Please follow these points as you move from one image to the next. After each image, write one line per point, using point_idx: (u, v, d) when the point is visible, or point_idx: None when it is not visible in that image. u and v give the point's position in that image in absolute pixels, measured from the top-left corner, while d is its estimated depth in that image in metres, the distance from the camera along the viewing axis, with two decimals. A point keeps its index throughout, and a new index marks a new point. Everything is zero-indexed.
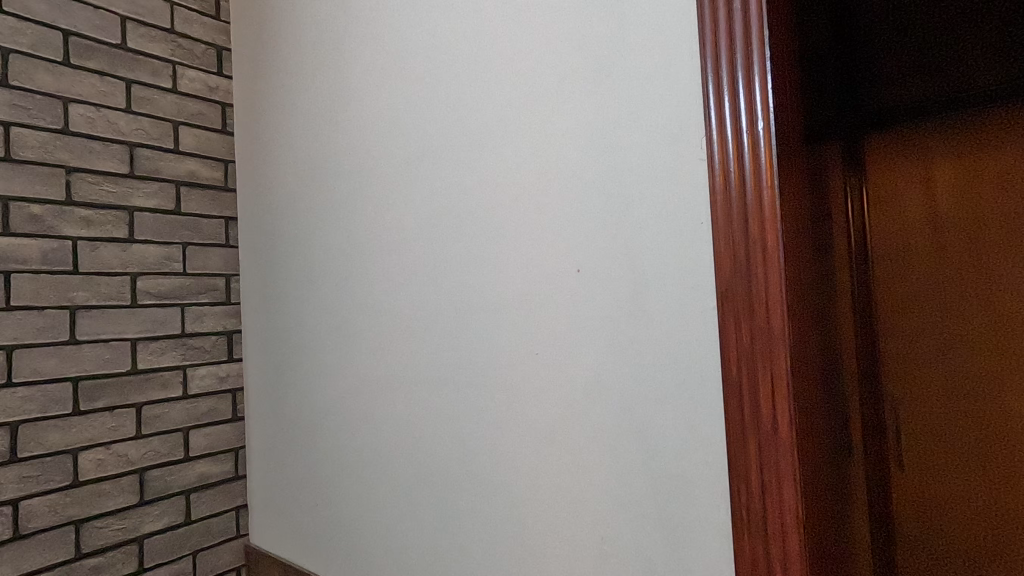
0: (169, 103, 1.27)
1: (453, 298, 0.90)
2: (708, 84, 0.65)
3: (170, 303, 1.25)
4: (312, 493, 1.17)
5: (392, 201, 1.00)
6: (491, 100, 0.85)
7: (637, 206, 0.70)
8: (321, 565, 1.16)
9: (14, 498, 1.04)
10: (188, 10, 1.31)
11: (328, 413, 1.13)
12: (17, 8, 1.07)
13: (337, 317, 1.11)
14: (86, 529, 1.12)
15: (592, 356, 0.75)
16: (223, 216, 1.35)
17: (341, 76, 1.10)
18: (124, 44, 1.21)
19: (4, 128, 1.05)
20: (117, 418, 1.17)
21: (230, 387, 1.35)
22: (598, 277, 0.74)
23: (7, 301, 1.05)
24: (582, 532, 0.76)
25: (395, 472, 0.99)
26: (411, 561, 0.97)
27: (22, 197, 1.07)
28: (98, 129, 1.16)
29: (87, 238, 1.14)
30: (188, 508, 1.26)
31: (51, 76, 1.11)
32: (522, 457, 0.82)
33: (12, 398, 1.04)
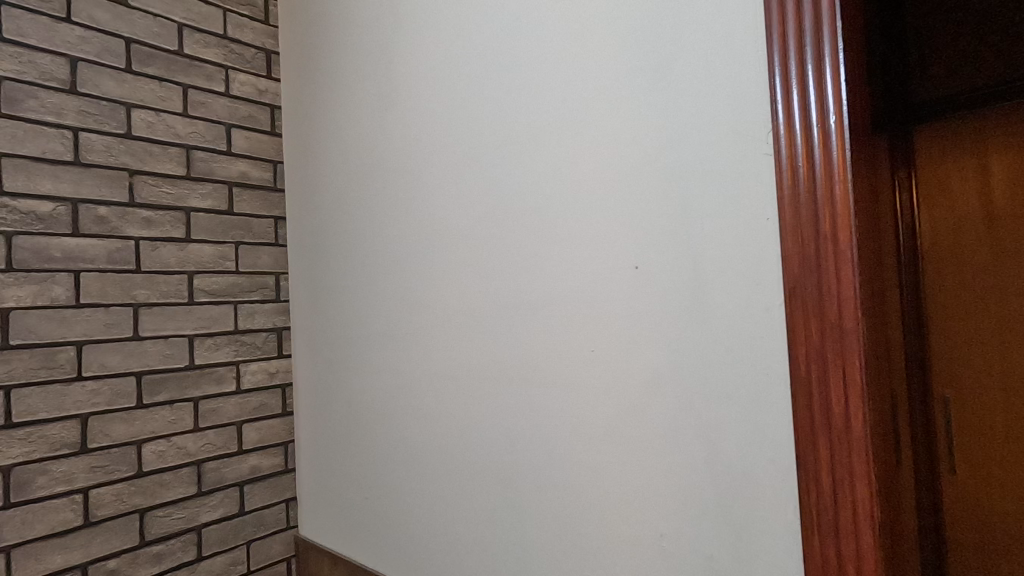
0: (222, 107, 1.30)
1: (507, 295, 0.91)
2: (774, 78, 0.64)
3: (224, 300, 1.29)
4: (363, 487, 1.20)
5: (444, 200, 1.01)
6: (546, 99, 0.85)
7: (699, 202, 0.70)
8: (372, 558, 1.19)
9: (85, 486, 1.09)
10: (240, 16, 1.35)
11: (378, 409, 1.15)
12: (84, 19, 1.12)
13: (388, 315, 1.12)
14: (149, 517, 1.17)
15: (652, 354, 0.74)
16: (273, 215, 1.39)
17: (390, 78, 1.12)
18: (181, 50, 1.25)
19: (74, 134, 1.10)
20: (176, 411, 1.21)
21: (280, 383, 1.38)
22: (658, 274, 0.74)
23: (76, 298, 1.09)
24: (642, 529, 0.76)
25: (448, 467, 1.01)
26: (465, 554, 0.99)
27: (90, 198, 1.12)
28: (157, 133, 1.21)
29: (148, 238, 1.19)
30: (242, 500, 1.30)
31: (115, 83, 1.15)
32: (578, 452, 0.82)
33: (82, 392, 1.09)
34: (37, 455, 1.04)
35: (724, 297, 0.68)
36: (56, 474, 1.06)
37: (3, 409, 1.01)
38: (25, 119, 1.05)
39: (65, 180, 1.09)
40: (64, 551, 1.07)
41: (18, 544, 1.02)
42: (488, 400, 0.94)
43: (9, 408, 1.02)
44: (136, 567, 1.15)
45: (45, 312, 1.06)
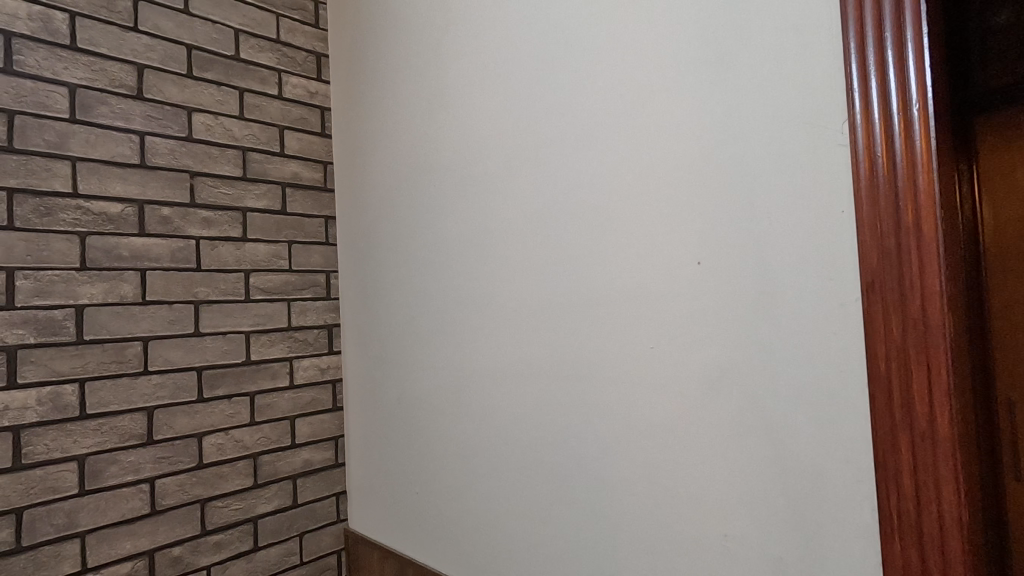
0: (276, 109, 1.34)
1: (564, 293, 0.90)
2: (850, 66, 0.62)
3: (278, 298, 1.33)
4: (413, 482, 1.22)
5: (495, 197, 1.01)
6: (601, 94, 0.85)
7: (767, 197, 0.68)
8: (424, 552, 1.20)
9: (151, 476, 1.14)
10: (292, 20, 1.38)
11: (429, 405, 1.17)
12: (149, 27, 1.17)
13: (439, 312, 1.14)
14: (209, 507, 1.21)
15: (718, 351, 0.73)
16: (324, 215, 1.42)
17: (440, 78, 1.13)
18: (237, 55, 1.28)
19: (140, 138, 1.15)
20: (234, 405, 1.25)
21: (331, 379, 1.41)
22: (722, 269, 0.73)
23: (142, 295, 1.14)
24: (706, 528, 0.75)
25: (499, 463, 1.02)
26: (518, 550, 0.99)
27: (154, 199, 1.16)
28: (215, 135, 1.25)
29: (208, 237, 1.23)
30: (295, 492, 1.34)
31: (178, 88, 1.20)
32: (637, 450, 0.82)
33: (148, 385, 1.14)
34: (108, 445, 1.09)
35: (794, 295, 0.67)
36: (125, 463, 1.11)
37: (78, 401, 1.06)
38: (96, 124, 1.10)
39: (132, 182, 1.13)
40: (132, 538, 1.12)
41: (91, 530, 1.07)
42: (541, 397, 0.94)
43: (83, 400, 1.07)
44: (198, 556, 1.19)
45: (114, 309, 1.11)
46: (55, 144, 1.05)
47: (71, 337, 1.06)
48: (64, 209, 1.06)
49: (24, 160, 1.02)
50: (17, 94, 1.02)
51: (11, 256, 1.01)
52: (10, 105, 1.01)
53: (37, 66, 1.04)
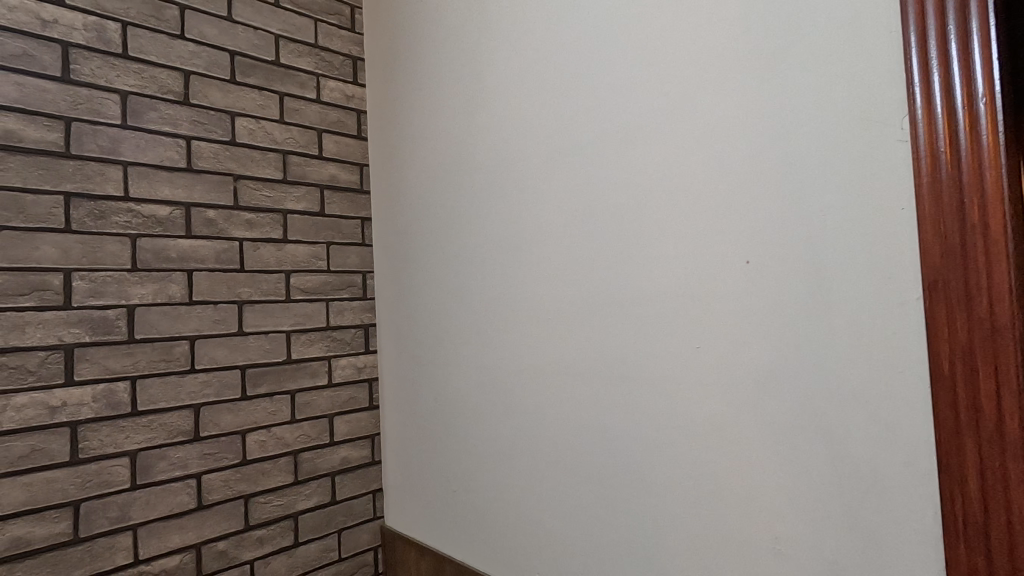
0: (314, 113, 1.37)
1: (607, 292, 0.90)
2: (910, 60, 0.61)
3: (317, 298, 1.35)
4: (451, 481, 1.23)
5: (534, 197, 1.02)
6: (644, 93, 0.85)
7: (822, 195, 0.68)
8: (462, 550, 1.21)
9: (198, 471, 1.17)
10: (329, 25, 1.41)
11: (467, 404, 1.18)
12: (194, 35, 1.20)
13: (478, 311, 1.14)
14: (252, 503, 1.24)
15: (768, 351, 0.72)
16: (360, 216, 1.44)
17: (477, 79, 1.14)
18: (278, 60, 1.31)
19: (187, 143, 1.18)
20: (275, 403, 1.28)
21: (367, 377, 1.43)
22: (772, 269, 0.72)
23: (189, 295, 1.17)
24: (756, 530, 0.74)
25: (540, 463, 1.02)
26: (559, 550, 1.00)
27: (200, 202, 1.19)
28: (257, 139, 1.28)
29: (250, 239, 1.26)
30: (333, 489, 1.36)
31: (222, 93, 1.23)
32: (683, 451, 0.81)
33: (195, 383, 1.17)
34: (157, 441, 1.12)
35: (850, 294, 0.66)
36: (173, 459, 1.14)
37: (129, 398, 1.10)
38: (146, 130, 1.13)
39: (179, 185, 1.17)
40: (181, 532, 1.15)
41: (142, 523, 1.10)
42: (582, 397, 0.94)
43: (134, 397, 1.10)
44: (242, 550, 1.22)
45: (162, 309, 1.14)
46: (108, 149, 1.09)
47: (123, 336, 1.09)
48: (116, 212, 1.09)
49: (80, 165, 1.06)
50: (73, 101, 1.06)
51: (68, 258, 1.04)
52: (66, 112, 1.05)
53: (92, 74, 1.08)
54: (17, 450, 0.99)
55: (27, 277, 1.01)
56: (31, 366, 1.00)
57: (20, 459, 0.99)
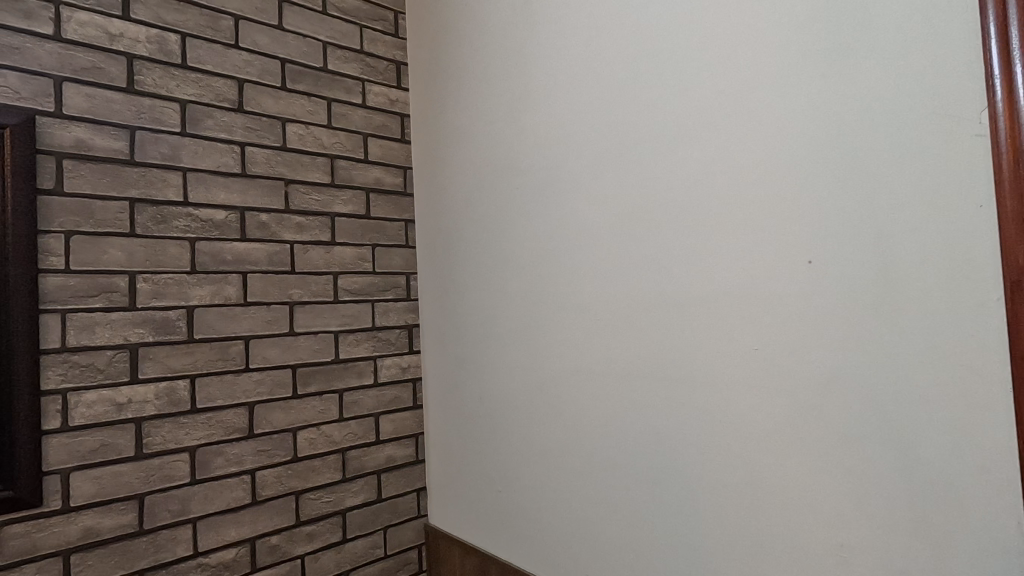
0: (360, 117, 1.39)
1: (658, 292, 0.89)
2: (990, 51, 0.59)
3: (363, 299, 1.38)
4: (495, 480, 1.24)
5: (582, 197, 1.02)
6: (697, 91, 0.84)
7: (891, 193, 0.66)
8: (507, 550, 1.21)
9: (253, 467, 1.21)
10: (374, 31, 1.43)
11: (511, 404, 1.18)
12: (248, 44, 1.24)
13: (523, 312, 1.15)
14: (303, 499, 1.27)
15: (832, 353, 0.71)
16: (404, 218, 1.46)
17: (522, 81, 1.15)
18: (325, 66, 1.34)
19: (241, 149, 1.22)
20: (324, 401, 1.31)
21: (411, 377, 1.45)
22: (837, 269, 0.70)
23: (244, 297, 1.21)
24: (818, 535, 0.73)
25: (588, 464, 1.02)
26: (609, 552, 0.99)
27: (254, 206, 1.23)
28: (307, 144, 1.31)
29: (300, 241, 1.29)
30: (379, 487, 1.38)
31: (273, 100, 1.26)
32: (739, 453, 0.80)
33: (249, 381, 1.21)
34: (215, 438, 1.16)
35: (923, 293, 0.64)
36: (230, 455, 1.18)
37: (189, 395, 1.14)
38: (204, 137, 1.17)
39: (234, 190, 1.20)
40: (236, 526, 1.18)
41: (201, 517, 1.14)
42: (632, 398, 0.94)
43: (193, 395, 1.14)
44: (293, 545, 1.25)
45: (219, 310, 1.18)
46: (169, 156, 1.13)
47: (183, 336, 1.13)
48: (177, 217, 1.14)
49: (143, 171, 1.10)
50: (137, 111, 1.10)
51: (132, 261, 1.09)
52: (131, 121, 1.09)
53: (154, 84, 1.12)
54: (87, 445, 1.03)
55: (95, 279, 1.05)
56: (99, 364, 1.05)
57: (90, 453, 1.03)
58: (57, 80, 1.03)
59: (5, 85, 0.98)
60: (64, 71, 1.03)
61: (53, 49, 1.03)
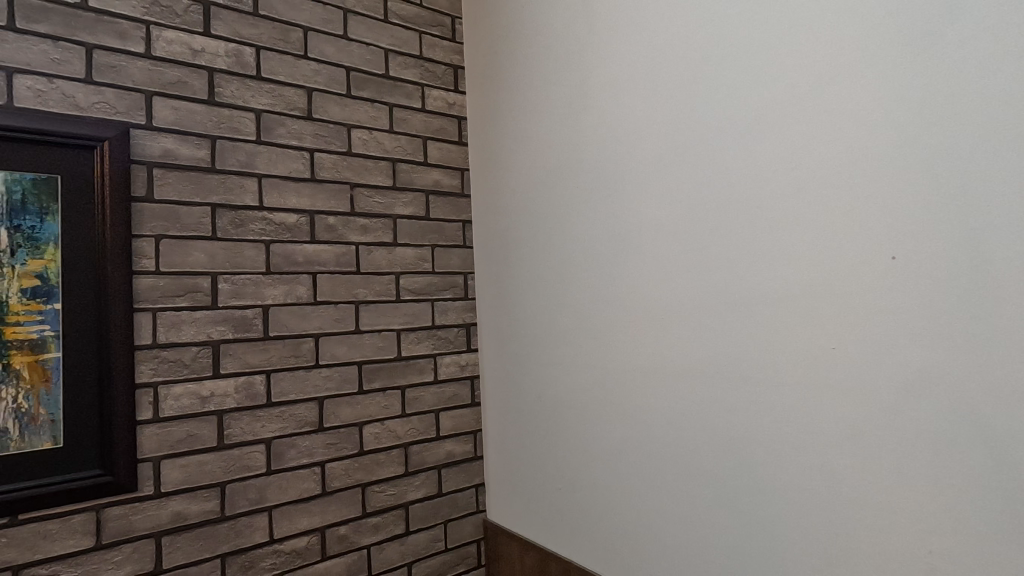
0: (420, 122, 1.43)
1: (727, 291, 0.89)
2: None
3: (423, 299, 1.41)
4: (555, 478, 1.25)
5: (646, 195, 1.02)
6: (769, 85, 0.83)
7: (984, 186, 0.63)
8: (568, 548, 1.22)
9: (322, 460, 1.26)
10: (432, 37, 1.47)
11: (571, 403, 1.19)
12: (316, 54, 1.29)
13: (584, 311, 1.15)
14: (368, 491, 1.31)
15: (918, 352, 0.68)
16: (462, 219, 1.49)
17: (582, 82, 1.15)
18: (387, 73, 1.39)
19: (310, 155, 1.27)
20: (388, 397, 1.35)
21: (469, 375, 1.48)
22: (924, 266, 0.68)
23: (314, 296, 1.26)
24: (904, 541, 0.70)
25: (652, 463, 1.02)
26: (675, 552, 0.99)
27: (322, 209, 1.28)
28: (371, 149, 1.35)
29: (365, 243, 1.34)
30: (440, 482, 1.42)
31: (339, 107, 1.32)
32: (814, 455, 0.79)
33: (319, 377, 1.26)
34: (288, 431, 1.22)
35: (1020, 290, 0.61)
36: (301, 447, 1.23)
37: (264, 390, 1.20)
38: (277, 144, 1.23)
39: (304, 194, 1.26)
40: (308, 515, 1.24)
41: (276, 505, 1.20)
42: (699, 397, 0.93)
43: (268, 390, 1.20)
44: (360, 536, 1.30)
45: (291, 309, 1.23)
46: (246, 164, 1.20)
47: (259, 333, 1.20)
48: (253, 220, 1.20)
49: (223, 178, 1.17)
50: (217, 121, 1.17)
51: (214, 262, 1.15)
52: (212, 131, 1.16)
53: (232, 95, 1.19)
54: (176, 435, 1.10)
55: (182, 280, 1.12)
56: (186, 360, 1.12)
57: (178, 443, 1.11)
58: (147, 95, 1.10)
59: (104, 101, 1.06)
60: (153, 86, 1.11)
61: (145, 66, 1.10)
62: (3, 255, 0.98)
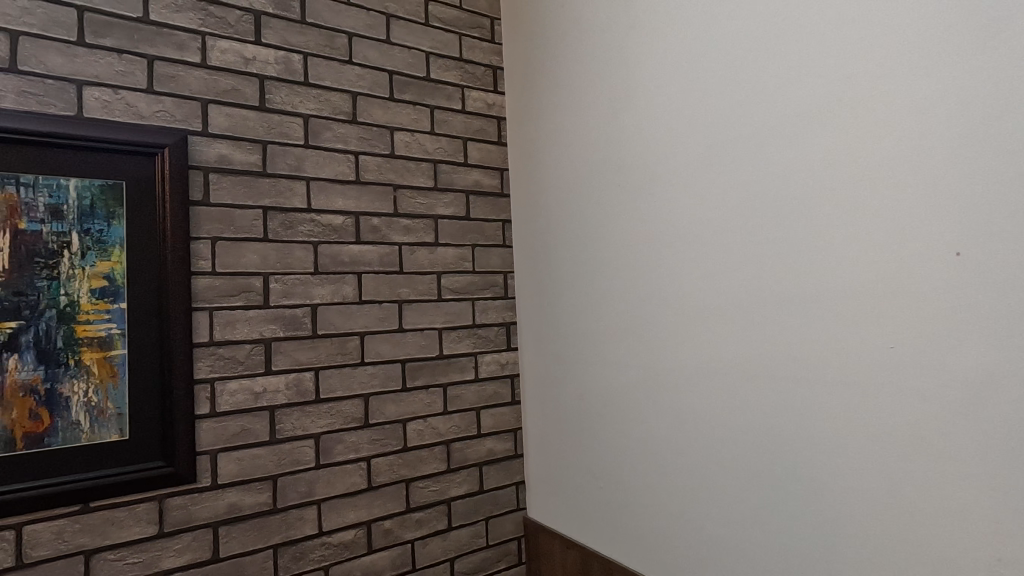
0: (460, 123, 1.45)
1: (778, 289, 0.87)
2: None
3: (464, 298, 1.43)
4: (598, 477, 1.24)
5: (692, 192, 1.01)
6: (822, 78, 0.81)
7: None
8: (610, 547, 1.22)
9: (368, 455, 1.29)
10: (472, 39, 1.49)
11: (614, 401, 1.19)
12: (360, 59, 1.32)
13: (627, 310, 1.15)
14: (412, 486, 1.34)
15: (986, 351, 0.66)
16: (501, 219, 1.50)
17: (625, 79, 1.15)
18: (428, 75, 1.41)
19: (355, 157, 1.30)
20: (431, 395, 1.37)
21: (509, 374, 1.49)
22: (992, 262, 0.66)
23: (359, 296, 1.29)
24: (970, 546, 0.68)
25: (699, 462, 1.01)
26: (723, 553, 0.98)
27: (367, 211, 1.31)
28: (413, 151, 1.38)
29: (408, 243, 1.36)
30: (481, 479, 1.43)
31: (382, 110, 1.34)
32: (871, 456, 0.77)
33: (365, 374, 1.29)
34: (335, 426, 1.25)
35: None
36: (348, 443, 1.27)
37: (313, 387, 1.23)
38: (324, 148, 1.27)
39: (350, 196, 1.29)
40: (355, 509, 1.27)
41: (325, 499, 1.24)
42: (748, 396, 0.92)
43: (317, 386, 1.24)
44: (404, 530, 1.33)
45: (338, 307, 1.27)
46: (295, 167, 1.24)
47: (308, 331, 1.23)
48: (302, 222, 1.24)
49: (273, 182, 1.21)
50: (268, 127, 1.21)
51: (266, 263, 1.20)
52: (263, 137, 1.20)
53: (281, 101, 1.23)
54: (231, 429, 1.15)
55: (236, 280, 1.17)
56: (240, 357, 1.16)
57: (233, 437, 1.15)
58: (203, 103, 1.15)
59: (164, 110, 1.11)
60: (209, 94, 1.16)
61: (201, 75, 1.15)
62: (74, 257, 1.04)
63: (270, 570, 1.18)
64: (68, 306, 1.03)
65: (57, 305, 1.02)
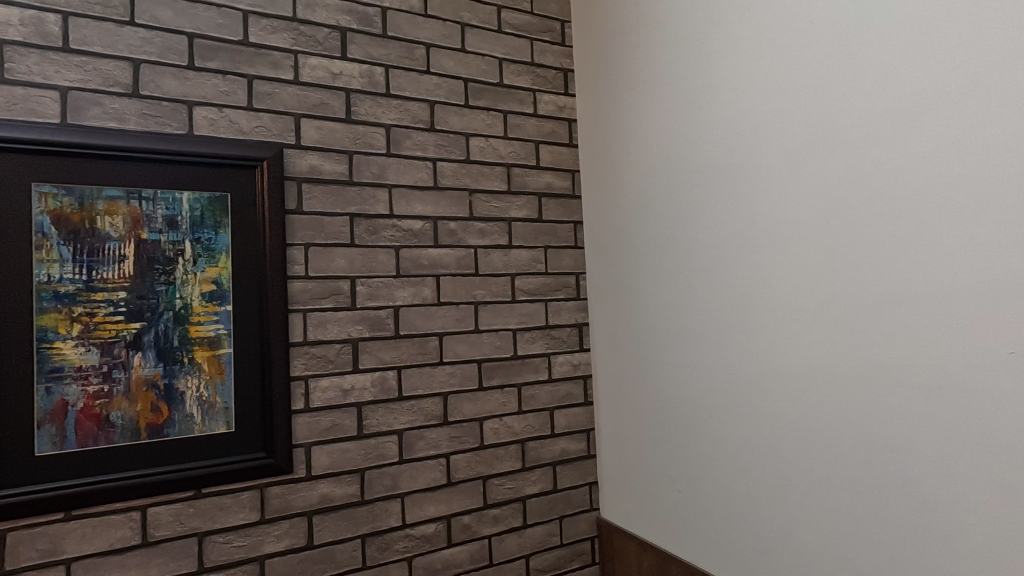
0: (532, 126, 1.47)
1: (875, 290, 0.84)
2: None
3: (537, 299, 1.45)
4: (675, 479, 1.23)
5: (777, 190, 0.99)
6: (928, 68, 0.78)
7: None
8: (688, 550, 1.20)
9: (448, 452, 1.33)
10: (543, 43, 1.50)
11: (692, 403, 1.17)
12: (437, 68, 1.37)
13: (706, 311, 1.13)
14: (489, 483, 1.37)
15: None
16: (573, 220, 1.51)
17: (703, 77, 1.13)
18: (501, 81, 1.44)
19: (433, 164, 1.35)
20: (506, 394, 1.40)
21: (582, 374, 1.50)
22: None
23: (438, 297, 1.34)
24: None
25: (785, 466, 0.99)
26: (813, 561, 0.95)
27: (444, 215, 1.36)
28: (487, 155, 1.41)
29: (483, 245, 1.40)
30: (555, 478, 1.45)
31: (458, 117, 1.38)
32: (985, 464, 0.73)
33: (444, 373, 1.34)
34: (417, 423, 1.31)
35: None
36: (429, 440, 1.32)
37: (396, 385, 1.29)
38: (404, 155, 1.32)
39: (429, 202, 1.34)
40: (435, 503, 1.32)
41: (407, 493, 1.29)
42: (842, 400, 0.89)
43: (400, 385, 1.29)
44: (481, 526, 1.36)
45: (419, 309, 1.32)
46: (378, 175, 1.29)
47: (391, 332, 1.29)
48: (385, 228, 1.29)
49: (359, 189, 1.27)
50: (354, 137, 1.27)
51: (353, 267, 1.26)
52: (350, 147, 1.27)
53: (365, 113, 1.29)
54: (323, 424, 1.22)
55: (326, 283, 1.23)
56: (330, 356, 1.23)
57: (325, 431, 1.22)
58: (296, 117, 1.23)
59: (262, 125, 1.19)
60: (301, 109, 1.23)
61: (294, 91, 1.23)
62: (188, 263, 1.14)
63: (358, 558, 1.24)
64: (182, 308, 1.13)
65: (173, 307, 1.12)
